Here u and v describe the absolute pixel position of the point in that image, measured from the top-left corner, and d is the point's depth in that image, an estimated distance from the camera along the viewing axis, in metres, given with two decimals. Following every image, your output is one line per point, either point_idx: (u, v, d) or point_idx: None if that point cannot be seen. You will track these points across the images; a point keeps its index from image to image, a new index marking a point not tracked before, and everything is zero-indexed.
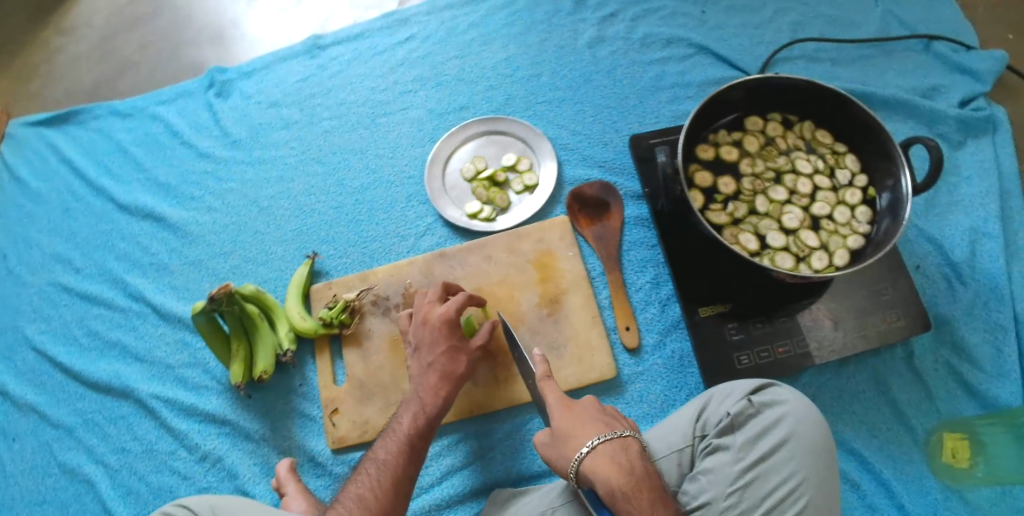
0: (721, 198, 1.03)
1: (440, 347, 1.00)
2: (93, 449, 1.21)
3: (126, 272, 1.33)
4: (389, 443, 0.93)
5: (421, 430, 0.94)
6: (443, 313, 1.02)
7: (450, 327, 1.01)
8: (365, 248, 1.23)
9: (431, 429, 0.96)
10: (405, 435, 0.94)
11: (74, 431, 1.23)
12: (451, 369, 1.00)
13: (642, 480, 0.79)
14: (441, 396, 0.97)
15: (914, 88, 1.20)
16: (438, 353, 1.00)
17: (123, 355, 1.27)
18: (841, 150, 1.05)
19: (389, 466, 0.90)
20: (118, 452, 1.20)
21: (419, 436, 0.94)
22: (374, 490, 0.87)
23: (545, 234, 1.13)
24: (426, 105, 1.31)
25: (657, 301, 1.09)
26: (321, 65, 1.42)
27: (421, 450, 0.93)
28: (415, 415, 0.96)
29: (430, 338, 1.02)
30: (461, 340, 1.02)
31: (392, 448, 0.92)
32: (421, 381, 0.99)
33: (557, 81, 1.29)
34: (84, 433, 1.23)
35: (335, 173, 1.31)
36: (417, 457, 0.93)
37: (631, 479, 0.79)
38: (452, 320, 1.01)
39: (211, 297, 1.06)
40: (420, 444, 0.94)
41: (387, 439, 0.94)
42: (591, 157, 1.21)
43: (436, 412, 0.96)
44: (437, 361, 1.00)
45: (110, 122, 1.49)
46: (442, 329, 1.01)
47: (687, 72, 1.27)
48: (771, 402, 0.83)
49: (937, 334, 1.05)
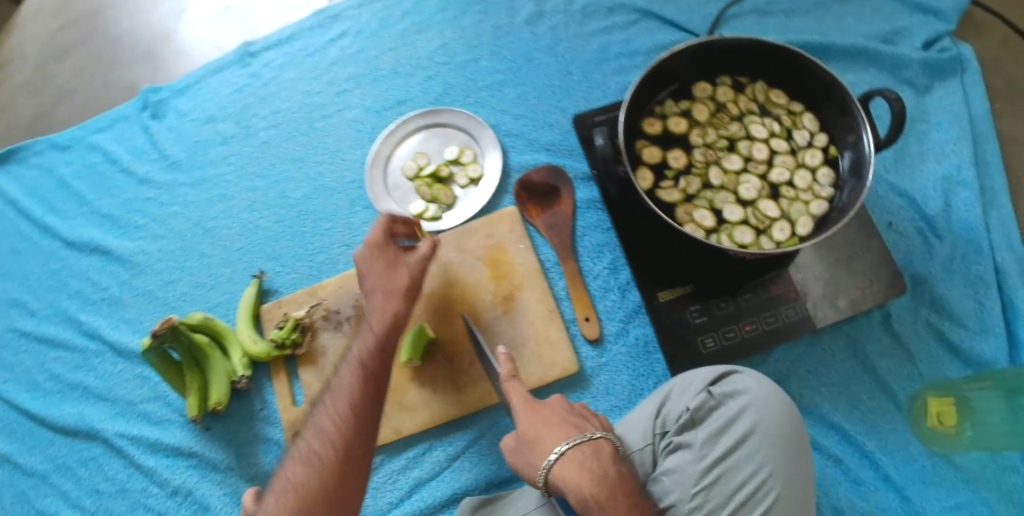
0: (672, 174, 0.97)
1: (377, 268, 0.92)
2: (68, 494, 1.19)
3: (80, 311, 1.29)
4: (344, 372, 0.87)
5: (373, 353, 0.87)
6: (369, 240, 0.94)
7: (382, 249, 0.93)
8: (313, 261, 1.17)
9: (388, 354, 0.89)
10: (358, 361, 0.87)
11: (49, 477, 1.21)
12: (391, 284, 0.91)
13: (616, 487, 0.72)
14: (388, 313, 0.90)
15: (874, 35, 1.13)
16: (376, 276, 0.92)
17: (86, 396, 1.24)
18: (797, 109, 0.99)
19: (347, 395, 0.84)
20: (93, 495, 1.18)
21: (375, 359, 0.87)
22: (335, 422, 0.82)
23: (494, 228, 1.07)
24: (363, 103, 1.25)
25: (616, 287, 1.03)
26: (255, 73, 1.34)
27: (381, 376, 0.87)
28: (367, 338, 0.89)
29: (364, 267, 0.93)
30: (401, 256, 0.94)
31: (346, 376, 0.86)
32: (368, 305, 0.91)
33: (497, 64, 1.22)
34: (58, 479, 1.20)
35: (277, 186, 1.24)
36: (376, 382, 0.86)
37: (606, 486, 0.71)
38: (381, 242, 0.94)
39: (154, 334, 1.03)
40: (377, 367, 0.87)
41: (341, 368, 0.88)
42: (537, 140, 1.14)
43: (387, 332, 0.89)
44: (378, 286, 0.92)
45: (51, 157, 1.41)
46: (374, 253, 0.93)
47: (632, 40, 1.19)
48: (733, 392, 0.78)
49: (915, 294, 0.99)
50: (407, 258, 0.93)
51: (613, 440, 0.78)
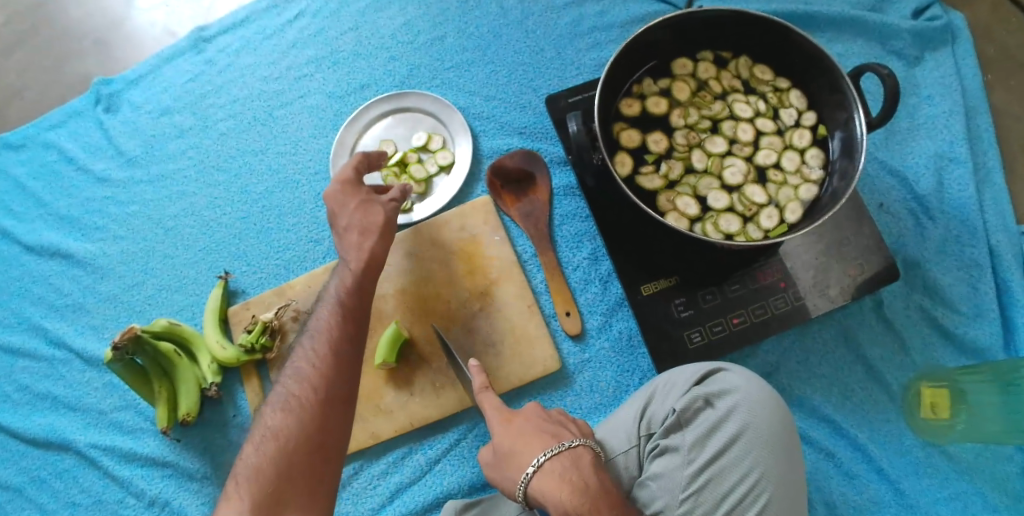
0: (653, 159, 0.91)
1: (351, 204, 0.89)
2: (45, 507, 1.14)
3: (44, 318, 1.24)
4: (321, 315, 0.83)
5: (352, 293, 0.84)
6: (340, 179, 0.90)
7: (354, 186, 0.90)
8: (278, 259, 1.11)
9: (366, 293, 0.85)
10: (337, 302, 0.84)
11: (24, 491, 1.16)
12: (367, 222, 0.88)
13: (600, 496, 0.68)
14: (363, 249, 0.86)
15: (863, 2, 1.06)
16: (349, 211, 0.88)
17: (56, 407, 1.20)
18: (783, 86, 0.93)
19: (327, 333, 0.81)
20: (70, 508, 1.14)
21: (353, 296, 0.84)
22: (315, 360, 0.79)
23: (467, 220, 1.01)
24: (324, 88, 1.17)
25: (598, 278, 0.98)
26: (210, 60, 1.26)
27: (361, 313, 0.84)
28: (343, 277, 0.86)
29: (335, 202, 0.90)
30: (374, 195, 0.91)
31: (325, 316, 0.83)
32: (342, 244, 0.88)
33: (463, 41, 1.13)
34: (34, 492, 1.16)
35: (238, 180, 1.17)
36: (356, 318, 0.83)
37: (589, 496, 0.68)
38: (353, 179, 0.91)
39: (115, 347, 0.97)
40: (355, 304, 0.84)
41: (320, 308, 0.84)
42: (509, 124, 1.07)
43: (364, 272, 0.85)
44: (351, 220, 0.88)
45: (2, 157, 1.34)
46: (346, 189, 0.90)
47: (607, 12, 1.10)
48: (721, 391, 0.74)
49: (907, 279, 0.96)
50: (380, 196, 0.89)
51: (594, 449, 0.76)
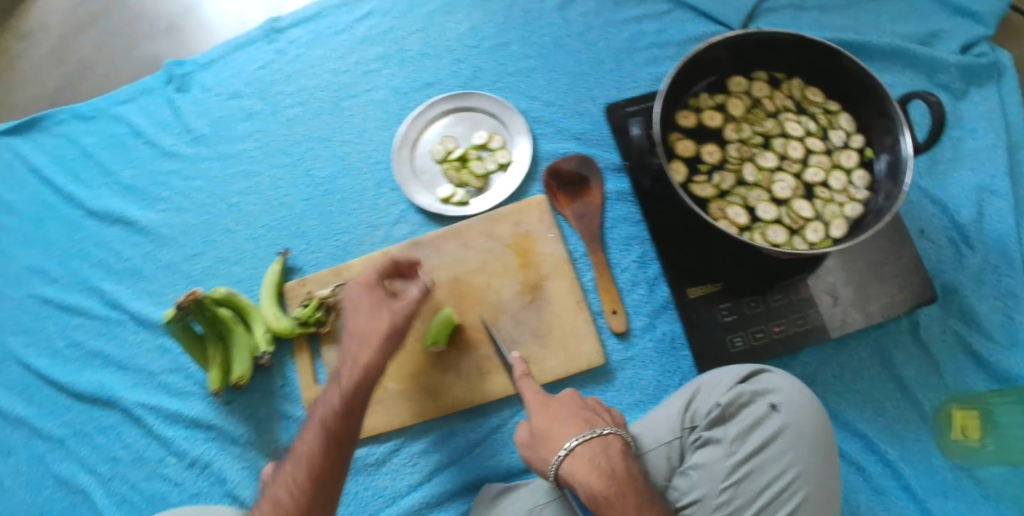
0: (706, 169, 0.96)
1: (364, 308, 0.89)
2: (85, 459, 1.23)
3: (103, 280, 1.32)
4: (306, 436, 0.84)
5: (338, 417, 0.83)
6: (362, 279, 0.91)
7: (370, 290, 0.90)
8: (337, 242, 1.16)
9: (356, 410, 0.84)
10: (321, 425, 0.83)
11: (65, 442, 1.24)
12: (370, 333, 0.87)
13: (625, 484, 0.73)
14: (363, 365, 0.85)
15: (911, 36, 1.11)
16: (361, 318, 0.88)
17: (106, 364, 1.27)
18: (834, 108, 0.98)
19: (308, 460, 0.81)
20: (109, 462, 1.22)
21: (341, 418, 0.83)
22: (291, 488, 0.80)
23: (523, 216, 1.07)
24: (391, 84, 1.23)
25: (645, 281, 1.03)
26: (281, 50, 1.32)
27: (345, 434, 0.83)
28: (337, 392, 0.85)
29: (353, 307, 0.90)
30: (389, 300, 0.90)
31: (309, 439, 0.83)
32: (347, 351, 0.88)
33: (526, 49, 1.19)
34: (75, 444, 1.24)
35: (301, 164, 1.23)
36: (341, 442, 0.82)
37: (614, 484, 0.73)
38: (371, 283, 0.91)
39: (179, 306, 1.02)
40: (344, 423, 0.83)
41: (307, 430, 0.84)
42: (567, 129, 1.13)
43: (355, 390, 0.84)
44: (359, 330, 0.88)
45: (74, 127, 1.43)
46: (364, 291, 0.90)
47: (666, 30, 1.17)
48: (764, 390, 0.78)
49: (944, 303, 1.00)
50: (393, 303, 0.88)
51: (625, 437, 0.79)
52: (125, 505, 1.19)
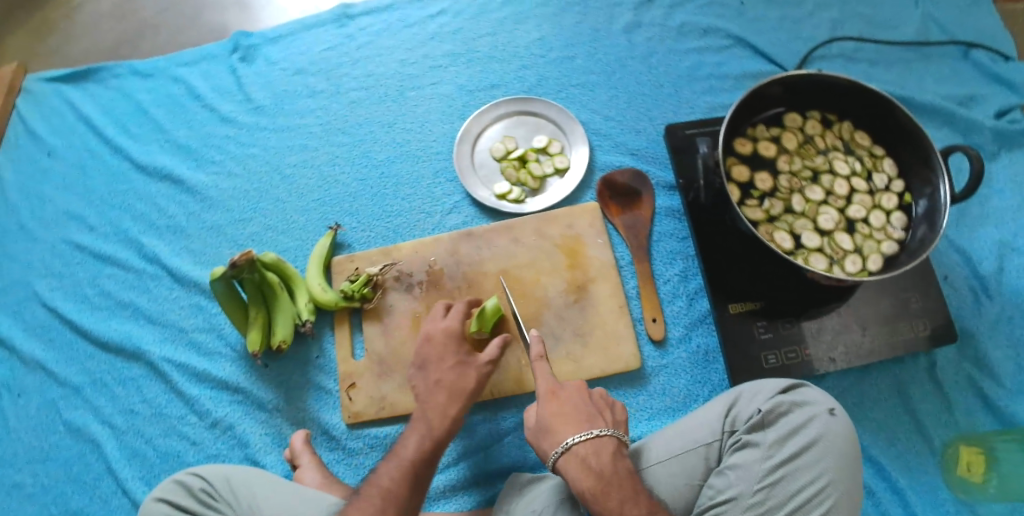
0: (757, 195, 1.02)
1: (449, 357, 0.98)
2: (101, 409, 1.16)
3: (142, 233, 1.28)
4: (387, 470, 0.85)
5: (425, 455, 0.87)
6: (449, 329, 1.00)
7: (457, 341, 0.99)
8: (389, 223, 1.20)
9: (437, 452, 0.89)
10: (409, 460, 0.86)
11: (82, 390, 1.17)
12: (458, 385, 0.95)
13: (611, 483, 0.79)
14: (449, 416, 0.92)
15: (950, 96, 1.19)
16: (447, 368, 0.97)
17: (135, 316, 1.22)
18: (879, 153, 1.04)
19: (395, 495, 0.82)
20: (126, 414, 1.15)
21: (423, 463, 0.87)
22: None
23: (574, 219, 1.12)
24: (457, 81, 1.29)
25: (685, 294, 1.08)
26: (350, 35, 1.37)
27: (426, 473, 0.87)
28: (421, 438, 0.89)
29: (436, 354, 0.98)
30: (472, 355, 0.99)
31: (394, 474, 0.84)
32: (429, 400, 0.94)
33: (592, 66, 1.27)
34: (92, 394, 1.17)
35: (360, 144, 1.28)
36: (421, 487, 0.85)
37: (600, 482, 0.79)
38: (457, 333, 1.00)
39: (232, 264, 0.96)
40: (424, 470, 0.87)
41: (388, 463, 0.86)
42: (623, 144, 1.20)
43: (442, 435, 0.91)
44: (445, 377, 0.96)
45: (130, 83, 1.42)
46: (450, 341, 0.99)
47: (724, 64, 1.25)
48: (802, 402, 0.83)
49: (961, 346, 1.06)
50: (479, 359, 0.98)
51: (620, 439, 0.85)
52: (136, 459, 1.12)
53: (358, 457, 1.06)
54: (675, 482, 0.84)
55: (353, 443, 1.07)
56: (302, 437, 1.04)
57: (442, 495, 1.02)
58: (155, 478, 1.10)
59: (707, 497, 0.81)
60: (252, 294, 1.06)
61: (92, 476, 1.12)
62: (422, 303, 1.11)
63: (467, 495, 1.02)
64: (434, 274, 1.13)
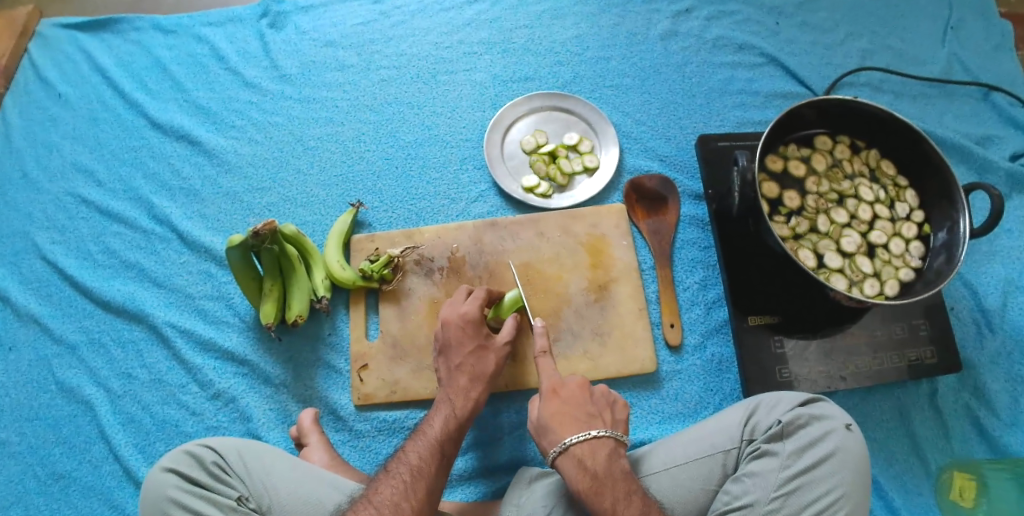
0: (785, 211, 1.04)
1: (467, 342, 0.98)
2: (96, 371, 1.12)
3: (153, 193, 1.24)
4: (416, 448, 0.87)
5: (451, 434, 0.90)
6: (469, 315, 1.00)
7: (477, 327, 0.99)
8: (412, 206, 1.19)
9: (460, 434, 0.92)
10: (435, 439, 0.89)
11: (78, 350, 1.13)
12: (480, 370, 0.97)
13: (605, 483, 0.80)
14: (471, 399, 0.95)
15: (969, 135, 1.23)
16: (466, 353, 0.98)
17: (140, 278, 1.18)
18: (902, 184, 1.07)
19: (424, 473, 0.84)
20: (123, 378, 1.11)
21: (448, 442, 0.90)
22: (411, 499, 0.81)
23: (600, 220, 1.13)
24: (490, 70, 1.29)
25: (703, 302, 1.10)
26: (384, 12, 1.35)
27: (450, 451, 0.89)
28: (447, 417, 0.92)
29: (455, 339, 0.99)
30: (490, 340, 1.00)
31: (423, 452, 0.86)
32: (451, 382, 0.96)
33: (627, 69, 1.29)
34: (88, 354, 1.13)
35: (388, 123, 1.26)
36: (447, 466, 0.88)
37: (593, 482, 0.80)
38: (476, 319, 1.00)
39: (252, 232, 0.93)
40: (449, 449, 0.89)
41: (417, 442, 0.88)
42: (653, 150, 1.21)
43: (466, 417, 0.93)
44: (465, 362, 0.97)
45: (150, 37, 1.38)
46: (470, 328, 0.99)
47: (755, 80, 1.27)
48: (820, 416, 0.85)
49: (962, 376, 1.09)
50: (497, 343, 1.00)
51: (618, 439, 0.85)
52: (131, 426, 1.08)
53: (364, 439, 1.06)
54: (691, 486, 0.85)
55: (361, 425, 1.06)
56: (311, 415, 1.03)
57: (450, 482, 1.02)
58: (149, 446, 1.07)
59: (723, 502, 0.83)
60: (269, 266, 1.02)
61: (83, 439, 1.08)
62: (441, 289, 1.10)
63: (475, 485, 1.02)
64: (455, 261, 1.12)
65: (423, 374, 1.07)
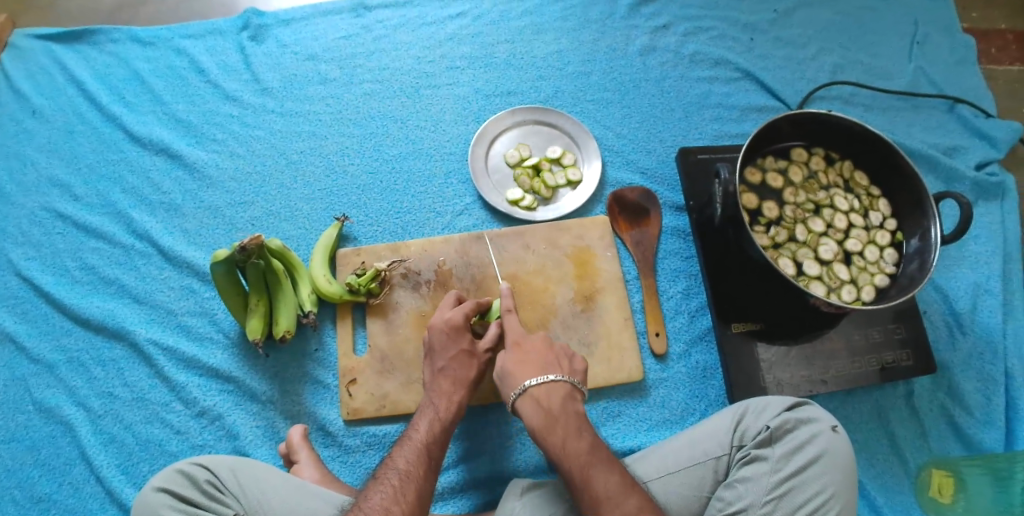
0: (765, 222, 1.07)
1: (450, 346, 0.99)
2: (75, 390, 1.10)
3: (133, 208, 1.23)
4: (403, 452, 0.88)
5: (437, 438, 0.90)
6: (452, 320, 1.00)
7: (460, 333, 1.00)
8: (398, 219, 1.20)
9: (446, 439, 0.92)
10: (422, 444, 0.89)
11: (56, 368, 1.11)
12: (463, 376, 0.98)
13: (557, 420, 0.87)
14: (454, 401, 0.95)
15: (937, 145, 1.28)
16: (449, 358, 0.98)
17: (120, 294, 1.16)
18: (875, 194, 1.11)
19: (413, 477, 0.84)
20: (103, 397, 1.09)
21: (435, 446, 0.90)
22: (401, 502, 0.80)
23: (585, 231, 1.15)
24: (473, 84, 1.31)
25: (687, 311, 1.13)
26: (366, 26, 1.36)
27: (435, 454, 0.89)
28: (432, 422, 0.92)
29: (439, 343, 1.00)
30: (473, 345, 1.01)
31: (411, 457, 0.87)
32: (434, 386, 0.97)
33: (607, 83, 1.31)
34: (66, 373, 1.11)
35: (372, 137, 1.27)
36: (436, 467, 0.88)
37: (547, 418, 0.87)
38: (459, 325, 1.00)
39: (240, 247, 0.93)
40: (436, 452, 0.89)
41: (404, 447, 0.88)
42: (635, 162, 1.24)
43: (450, 421, 0.93)
44: (447, 367, 0.98)
45: (128, 49, 1.36)
46: (454, 335, 1.00)
47: (732, 94, 1.31)
48: (807, 419, 0.87)
49: (936, 378, 1.12)
50: (480, 350, 1.00)
51: (575, 384, 0.93)
52: (112, 446, 1.06)
53: (354, 455, 1.05)
54: (684, 493, 0.87)
55: (351, 440, 1.06)
56: (300, 432, 1.03)
57: (442, 496, 1.02)
58: (132, 466, 1.05)
59: (718, 508, 0.85)
60: (255, 280, 1.01)
61: (63, 461, 1.05)
62: (428, 302, 1.11)
63: (467, 498, 1.02)
64: (442, 274, 1.12)
65: (412, 387, 1.07)
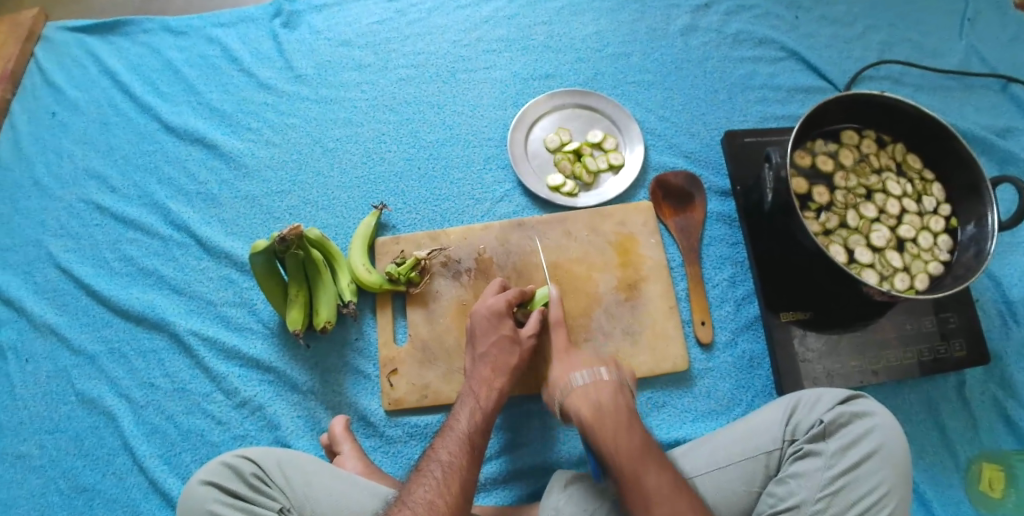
0: (815, 207, 1.04)
1: (491, 333, 0.98)
2: (117, 380, 1.10)
3: (169, 198, 1.22)
4: (447, 443, 0.86)
5: (480, 429, 0.89)
6: (494, 305, 0.99)
7: (502, 319, 0.98)
8: (436, 207, 1.18)
9: (488, 430, 0.91)
10: (465, 435, 0.87)
11: (97, 359, 1.11)
12: (503, 360, 0.96)
13: (606, 413, 0.84)
14: (494, 389, 0.94)
15: (989, 127, 1.24)
16: (491, 344, 0.97)
17: (159, 285, 1.16)
18: (928, 177, 1.07)
19: (457, 467, 0.83)
20: (145, 388, 1.09)
21: (478, 435, 0.89)
22: (445, 494, 0.79)
23: (628, 218, 1.12)
24: (510, 67, 1.28)
25: (733, 300, 1.11)
26: (400, 11, 1.34)
27: (479, 443, 0.88)
28: (473, 411, 0.91)
29: (481, 329, 0.98)
30: (515, 332, 0.99)
31: (454, 448, 0.85)
32: (475, 373, 0.96)
33: (648, 65, 1.28)
34: (108, 363, 1.11)
35: (408, 124, 1.25)
36: (479, 457, 0.86)
37: (595, 411, 0.85)
38: (502, 311, 0.99)
39: (280, 238, 0.91)
40: (480, 442, 0.88)
41: (446, 437, 0.87)
42: (677, 146, 1.21)
43: (493, 410, 0.92)
44: (488, 353, 0.97)
45: (160, 38, 1.35)
46: (496, 322, 0.98)
47: (777, 75, 1.27)
48: (861, 413, 0.85)
49: (988, 368, 1.10)
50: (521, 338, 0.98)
51: (622, 380, 0.91)
52: (155, 436, 1.06)
53: (396, 445, 1.05)
54: (735, 487, 0.87)
55: (393, 430, 1.05)
56: (342, 422, 1.02)
57: (486, 487, 1.01)
58: (174, 456, 1.05)
59: (769, 504, 0.84)
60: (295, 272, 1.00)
61: (106, 450, 1.06)
62: (469, 291, 1.09)
63: (509, 490, 1.01)
64: (482, 262, 1.11)
65: (454, 377, 1.06)
